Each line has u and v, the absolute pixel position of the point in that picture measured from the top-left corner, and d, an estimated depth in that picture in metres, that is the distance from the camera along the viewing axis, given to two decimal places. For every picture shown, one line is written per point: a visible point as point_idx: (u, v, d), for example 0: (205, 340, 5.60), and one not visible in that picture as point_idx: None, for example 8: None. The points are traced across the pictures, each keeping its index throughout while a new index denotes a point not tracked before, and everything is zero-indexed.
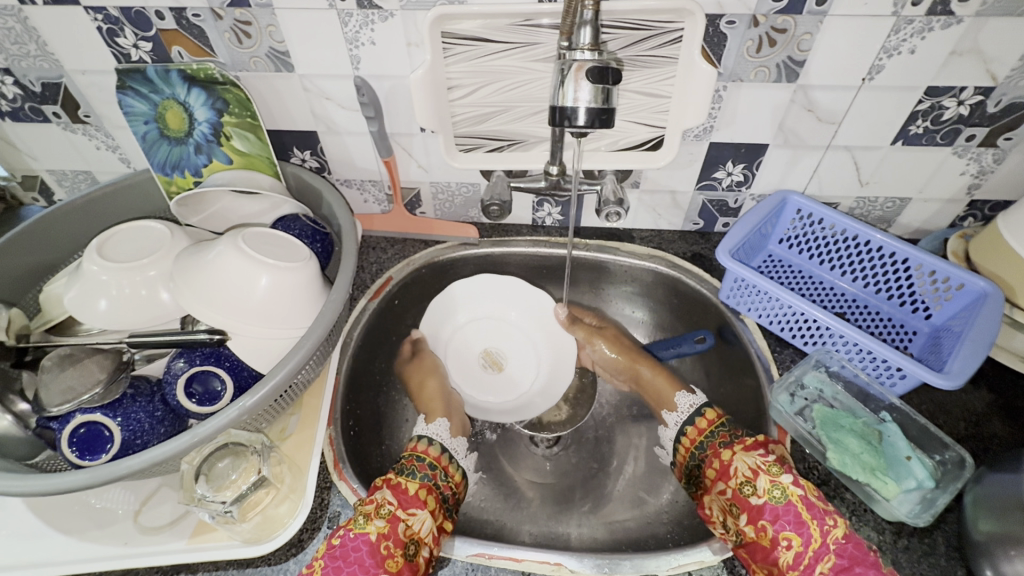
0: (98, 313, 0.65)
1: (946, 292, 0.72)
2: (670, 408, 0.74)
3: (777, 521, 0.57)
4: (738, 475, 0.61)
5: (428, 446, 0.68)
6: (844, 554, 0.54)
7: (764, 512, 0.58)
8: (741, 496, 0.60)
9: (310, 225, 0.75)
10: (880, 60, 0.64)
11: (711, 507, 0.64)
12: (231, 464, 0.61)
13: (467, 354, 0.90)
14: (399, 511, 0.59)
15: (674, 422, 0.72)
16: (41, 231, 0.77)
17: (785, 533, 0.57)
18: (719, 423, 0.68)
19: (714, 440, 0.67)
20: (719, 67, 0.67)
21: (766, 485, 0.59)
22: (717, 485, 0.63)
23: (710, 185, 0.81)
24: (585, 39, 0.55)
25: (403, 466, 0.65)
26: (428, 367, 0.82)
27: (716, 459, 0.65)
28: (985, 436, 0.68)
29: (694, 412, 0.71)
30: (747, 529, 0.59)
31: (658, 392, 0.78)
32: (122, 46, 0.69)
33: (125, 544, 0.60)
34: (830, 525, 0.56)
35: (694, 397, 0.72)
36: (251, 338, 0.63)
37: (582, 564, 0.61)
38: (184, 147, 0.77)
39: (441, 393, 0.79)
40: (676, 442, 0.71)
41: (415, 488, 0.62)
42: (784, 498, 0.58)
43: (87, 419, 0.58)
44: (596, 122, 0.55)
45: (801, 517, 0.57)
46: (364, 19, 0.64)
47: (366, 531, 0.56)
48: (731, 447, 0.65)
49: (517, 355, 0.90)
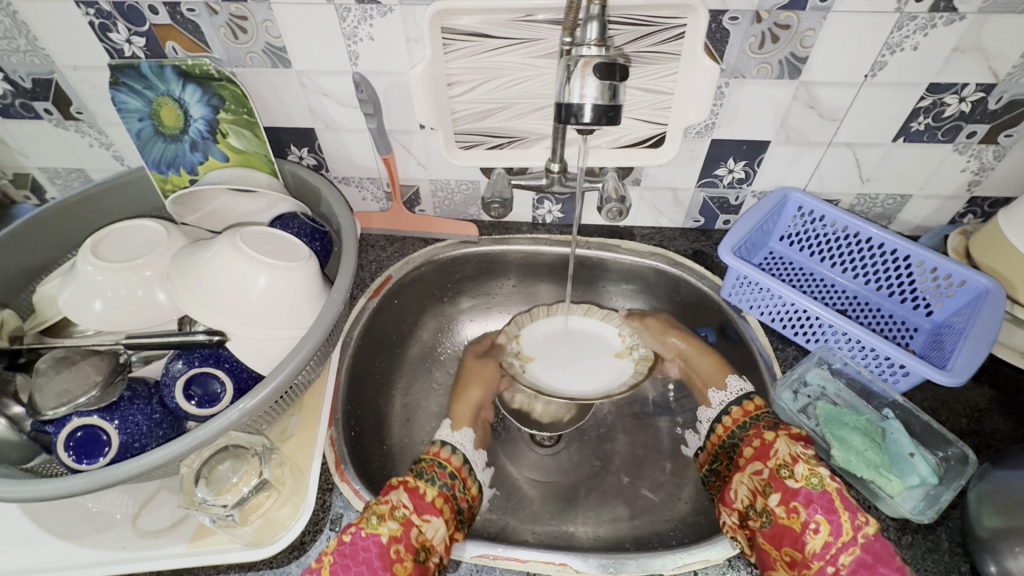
0: (93, 314, 0.63)
1: (948, 289, 0.73)
2: (718, 387, 0.75)
3: (811, 505, 0.57)
4: (778, 457, 0.61)
5: (451, 455, 0.69)
6: (869, 550, 0.55)
7: (799, 495, 0.58)
8: (778, 477, 0.60)
9: (308, 223, 0.74)
10: (883, 56, 0.64)
11: (738, 489, 0.63)
12: (231, 467, 0.60)
13: (558, 358, 0.83)
14: (415, 516, 0.59)
15: (717, 402, 0.73)
16: (33, 230, 0.75)
17: (817, 518, 0.56)
18: (764, 410, 0.69)
19: (757, 423, 0.67)
20: (722, 63, 0.66)
21: (804, 472, 0.59)
22: (753, 464, 0.63)
23: (712, 182, 0.81)
24: (593, 34, 0.54)
25: (424, 470, 0.66)
26: (478, 375, 0.83)
27: (757, 438, 0.65)
28: (986, 433, 0.68)
29: (743, 395, 0.71)
30: (777, 509, 0.58)
31: (703, 375, 0.79)
32: (115, 41, 0.68)
33: (123, 548, 0.59)
34: (862, 521, 0.56)
35: (746, 383, 0.73)
36: (250, 339, 0.62)
37: (586, 563, 0.61)
38: (179, 144, 0.76)
39: (478, 403, 0.79)
40: (715, 422, 0.72)
41: (433, 495, 0.63)
42: (821, 486, 0.58)
43: (84, 422, 0.56)
44: (604, 119, 0.54)
45: (833, 505, 0.56)
46: (363, 14, 0.63)
47: (378, 531, 0.57)
48: (776, 431, 0.64)
49: (607, 347, 0.84)
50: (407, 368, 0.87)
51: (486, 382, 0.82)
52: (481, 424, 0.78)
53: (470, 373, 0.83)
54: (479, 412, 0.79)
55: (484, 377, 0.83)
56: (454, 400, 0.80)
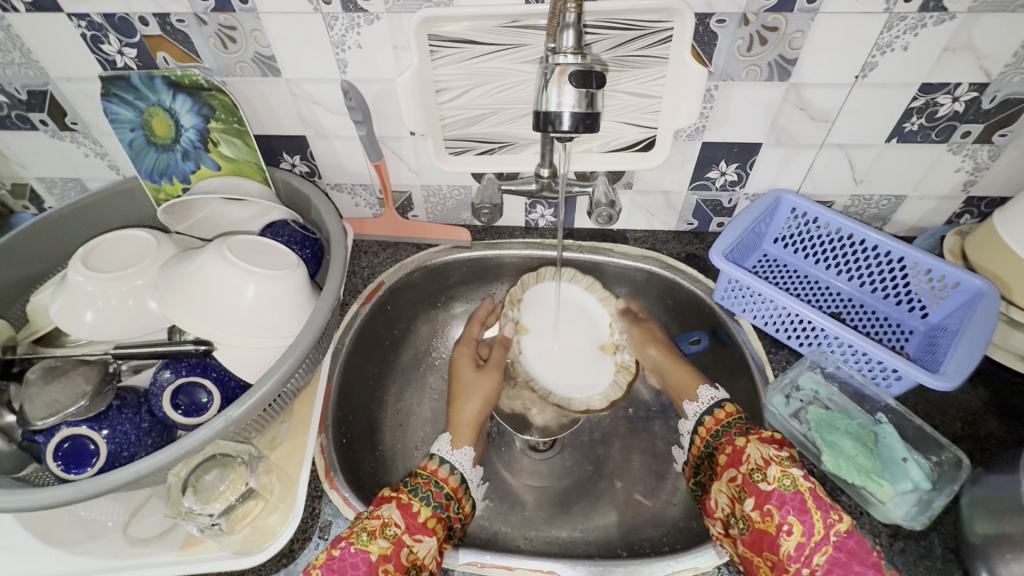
0: (84, 324, 0.64)
1: (942, 291, 0.72)
2: (691, 397, 0.75)
3: (783, 506, 0.56)
4: (749, 462, 0.61)
5: (448, 474, 0.68)
6: (842, 548, 0.53)
7: (772, 497, 0.57)
8: (750, 481, 0.59)
9: (299, 231, 0.76)
10: (874, 56, 0.63)
11: (718, 497, 0.62)
12: (219, 476, 0.60)
13: (551, 346, 0.87)
14: (406, 536, 0.58)
15: (693, 412, 0.73)
16: (27, 241, 0.76)
17: (789, 519, 0.55)
18: (735, 416, 0.69)
19: (729, 430, 0.67)
20: (710, 67, 0.66)
21: (777, 474, 0.58)
22: (728, 471, 0.63)
23: (704, 185, 0.81)
24: (569, 41, 0.54)
25: (418, 487, 0.65)
26: (477, 388, 0.80)
27: (729, 445, 0.65)
28: (982, 436, 0.67)
29: (715, 404, 0.72)
30: (753, 514, 0.57)
31: (678, 385, 0.78)
32: (107, 52, 0.68)
33: (114, 556, 0.59)
34: (834, 519, 0.55)
35: (718, 393, 0.73)
36: (238, 347, 0.62)
37: (575, 570, 0.61)
38: (172, 153, 0.77)
39: (475, 420, 0.77)
40: (693, 433, 0.72)
41: (426, 515, 0.62)
42: (793, 487, 0.57)
43: (72, 432, 0.57)
44: (581, 126, 0.54)
45: (806, 505, 0.55)
46: (349, 22, 0.63)
47: (368, 548, 0.56)
48: (746, 436, 0.64)
49: (594, 339, 0.87)
50: (400, 374, 0.88)
51: (486, 396, 0.80)
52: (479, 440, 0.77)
53: (468, 384, 0.81)
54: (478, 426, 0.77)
55: (483, 388, 0.80)
56: (452, 413, 0.78)
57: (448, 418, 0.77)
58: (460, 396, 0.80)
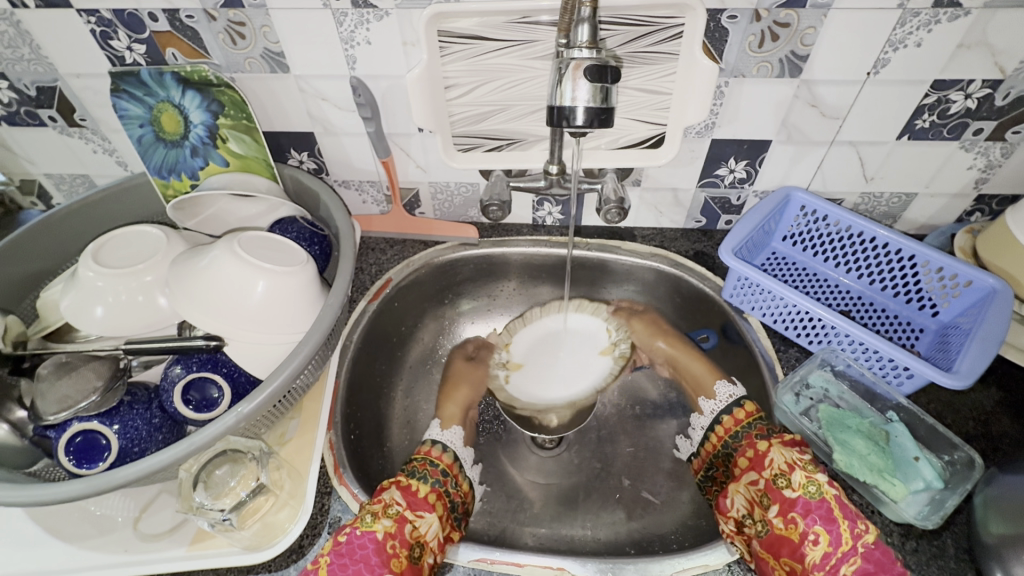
0: (94, 320, 0.64)
1: (953, 289, 0.72)
2: (708, 393, 0.76)
3: (808, 515, 0.57)
4: (773, 467, 0.61)
5: (442, 452, 0.71)
6: (870, 558, 0.54)
7: (797, 505, 0.58)
8: (774, 487, 0.60)
9: (308, 227, 0.75)
10: (886, 53, 0.63)
11: (735, 498, 0.63)
12: (229, 471, 0.60)
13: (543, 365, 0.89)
14: (408, 512, 0.61)
15: (710, 410, 0.74)
16: (39, 238, 0.76)
17: (815, 528, 0.56)
18: (756, 416, 0.70)
19: (750, 432, 0.69)
20: (721, 63, 0.66)
21: (801, 480, 0.59)
22: (749, 474, 0.63)
23: (713, 182, 0.80)
24: (583, 36, 0.53)
25: (415, 469, 0.68)
26: (465, 376, 0.86)
27: (751, 448, 0.66)
28: (994, 436, 0.66)
29: (733, 402, 0.73)
30: (776, 521, 0.58)
31: (695, 378, 0.80)
32: (116, 48, 0.68)
33: (124, 551, 0.59)
34: (861, 529, 0.55)
35: (736, 389, 0.74)
36: (247, 343, 0.62)
37: (584, 568, 0.60)
38: (180, 150, 0.77)
39: (463, 405, 0.82)
40: (709, 430, 0.73)
41: (426, 492, 0.64)
42: (819, 494, 0.57)
43: (84, 427, 0.57)
44: (595, 122, 0.54)
45: (832, 514, 0.56)
46: (359, 18, 0.63)
47: (373, 529, 0.57)
48: (769, 440, 0.65)
49: (591, 346, 0.90)
50: (407, 371, 0.88)
51: (476, 384, 0.85)
52: (468, 423, 0.81)
53: (458, 374, 0.86)
54: (467, 413, 0.81)
55: (471, 379, 0.85)
56: (442, 399, 0.82)
57: (438, 402, 0.82)
58: (449, 384, 0.84)
